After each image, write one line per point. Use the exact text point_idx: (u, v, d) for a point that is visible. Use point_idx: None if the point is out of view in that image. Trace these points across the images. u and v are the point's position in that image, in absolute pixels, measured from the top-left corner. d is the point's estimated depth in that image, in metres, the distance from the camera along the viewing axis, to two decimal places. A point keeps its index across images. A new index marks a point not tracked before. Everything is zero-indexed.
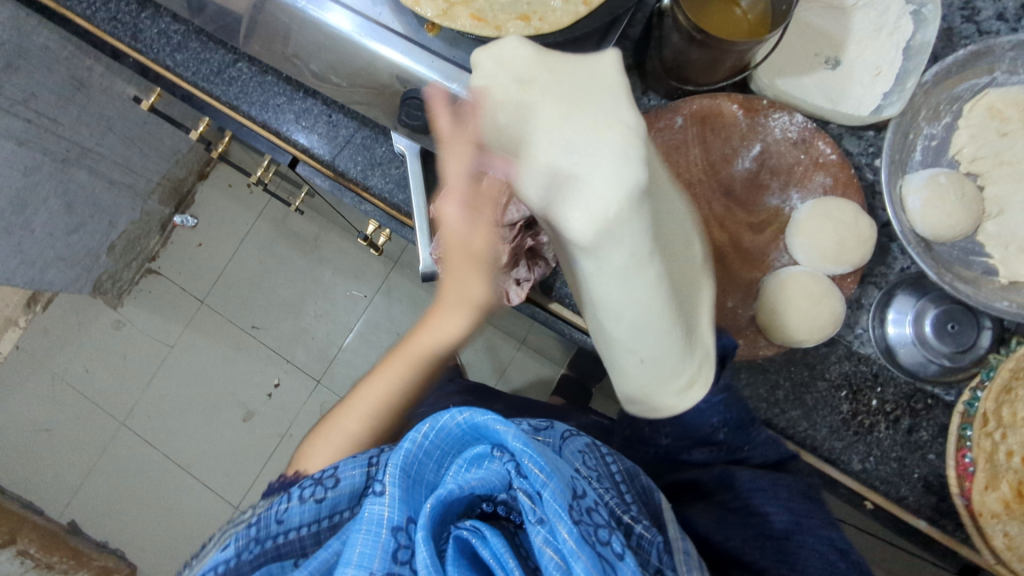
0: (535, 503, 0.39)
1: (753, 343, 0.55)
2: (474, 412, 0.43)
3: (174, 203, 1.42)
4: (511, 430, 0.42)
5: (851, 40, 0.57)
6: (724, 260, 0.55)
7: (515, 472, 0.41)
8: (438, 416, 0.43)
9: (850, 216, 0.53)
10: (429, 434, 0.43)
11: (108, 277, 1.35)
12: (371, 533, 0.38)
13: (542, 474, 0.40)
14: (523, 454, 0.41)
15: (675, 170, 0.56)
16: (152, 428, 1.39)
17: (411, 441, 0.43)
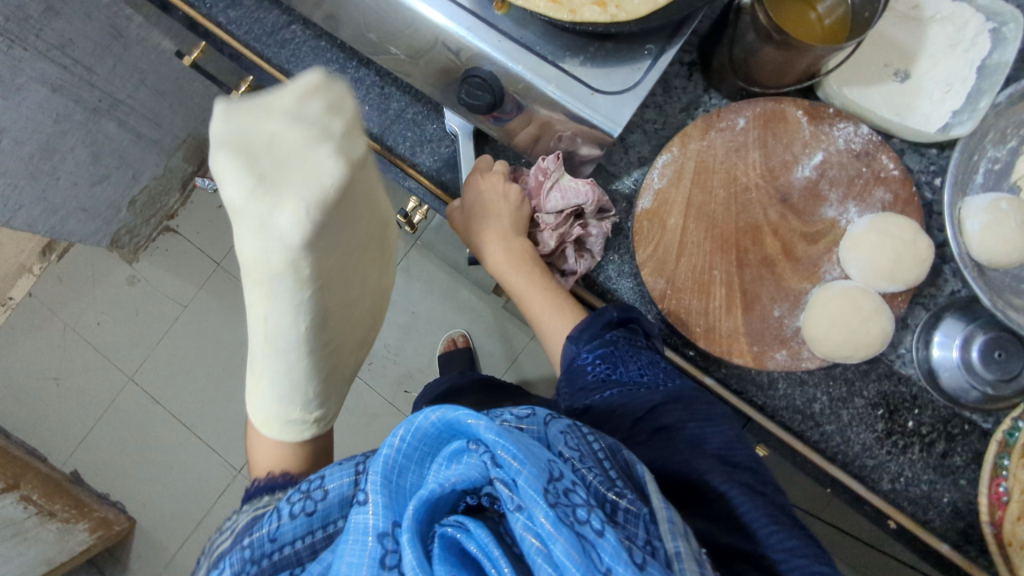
0: (513, 491, 0.39)
1: (797, 354, 0.54)
2: (446, 408, 0.43)
3: (198, 162, 1.41)
4: (484, 422, 0.41)
5: (924, 53, 0.56)
6: (774, 268, 0.55)
7: (491, 463, 0.40)
8: (412, 419, 0.42)
9: (908, 235, 0.52)
10: (405, 437, 0.43)
11: (126, 232, 1.35)
12: (360, 541, 0.39)
13: (516, 464, 0.39)
14: (496, 445, 0.40)
15: (732, 172, 0.55)
16: (159, 385, 1.39)
17: (389, 445, 0.42)
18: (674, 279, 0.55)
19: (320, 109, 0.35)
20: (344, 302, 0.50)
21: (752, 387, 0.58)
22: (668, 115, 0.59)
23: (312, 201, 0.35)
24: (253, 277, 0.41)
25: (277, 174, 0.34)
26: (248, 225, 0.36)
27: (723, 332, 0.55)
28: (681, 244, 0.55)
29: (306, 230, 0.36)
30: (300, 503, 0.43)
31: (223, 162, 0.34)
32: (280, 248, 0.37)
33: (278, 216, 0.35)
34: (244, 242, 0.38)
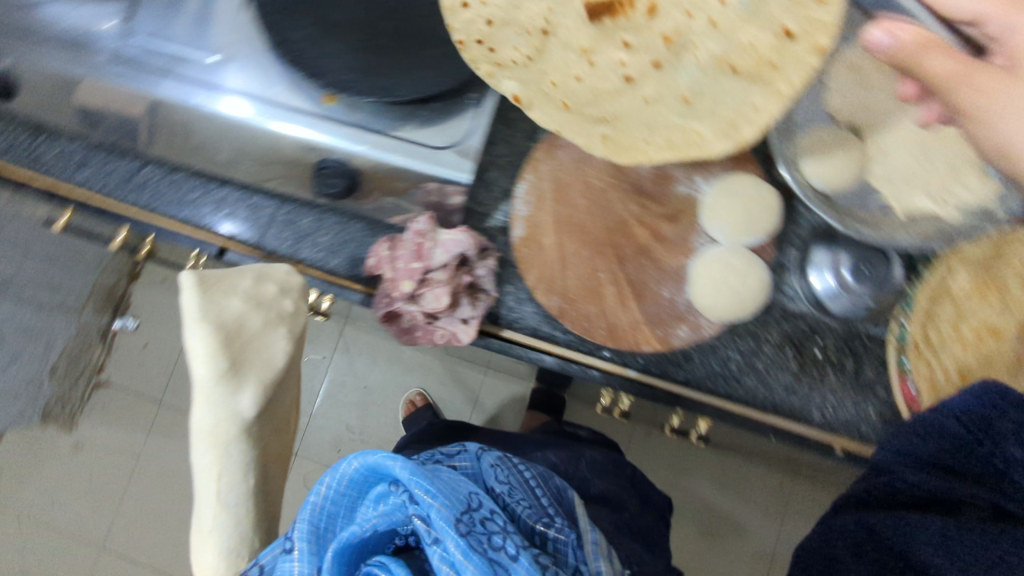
0: (428, 526, 0.47)
1: (696, 326, 0.59)
2: (365, 457, 0.51)
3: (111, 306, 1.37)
4: (399, 463, 0.48)
5: None
6: (650, 253, 0.59)
7: (409, 502, 0.48)
8: (339, 478, 0.52)
9: (753, 189, 0.59)
10: (331, 485, 0.52)
11: (55, 401, 1.31)
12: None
13: (430, 503, 0.46)
14: (410, 483, 0.47)
15: (585, 182, 0.61)
16: (136, 545, 1.34)
17: (318, 495, 0.52)
18: (567, 292, 0.59)
19: (263, 303, 0.59)
20: (276, 474, 0.65)
21: (672, 365, 0.59)
22: (516, 145, 0.62)
23: (269, 381, 0.59)
24: (210, 448, 0.59)
25: (240, 358, 0.58)
26: (211, 403, 0.58)
27: (625, 325, 0.59)
28: (562, 258, 0.59)
29: (257, 407, 0.59)
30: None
31: (198, 347, 0.57)
32: (234, 418, 0.58)
33: (240, 398, 0.58)
34: (205, 413, 0.58)
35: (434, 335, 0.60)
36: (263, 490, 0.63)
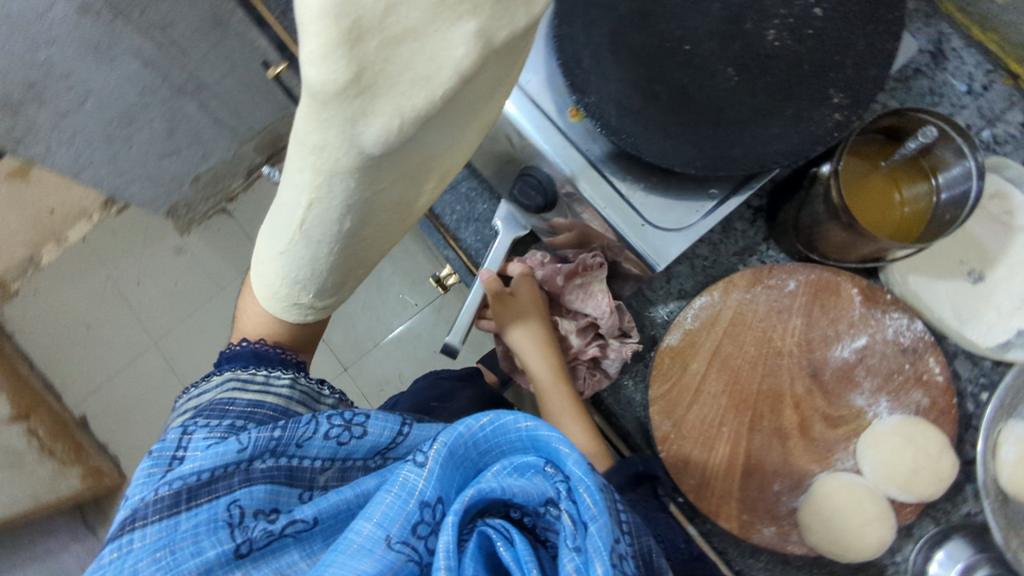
0: (576, 530, 0.38)
1: (785, 536, 0.51)
2: (539, 425, 0.42)
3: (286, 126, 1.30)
4: (575, 455, 0.39)
5: (1004, 260, 0.52)
6: (786, 441, 0.52)
7: (563, 494, 0.39)
8: (497, 419, 0.42)
9: (934, 449, 0.49)
10: (485, 427, 0.42)
11: (182, 205, 1.27)
12: (402, 498, 0.38)
13: (591, 505, 0.38)
14: (579, 481, 0.39)
15: (768, 333, 0.53)
16: (177, 354, 1.29)
17: (466, 426, 0.41)
18: (681, 424, 0.53)
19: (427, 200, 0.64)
20: (385, 218, 0.40)
21: (734, 549, 0.54)
22: (720, 254, 0.58)
23: (405, 116, 0.29)
24: (317, 162, 0.34)
25: (385, 69, 0.28)
26: (327, 119, 0.30)
27: (716, 490, 0.52)
28: (698, 390, 0.53)
29: (385, 146, 0.31)
30: (336, 416, 0.42)
31: (314, 43, 0.27)
32: (417, 88, 0.28)
33: (363, 125, 0.29)
34: (307, 127, 0.31)
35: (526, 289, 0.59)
36: (359, 228, 0.40)
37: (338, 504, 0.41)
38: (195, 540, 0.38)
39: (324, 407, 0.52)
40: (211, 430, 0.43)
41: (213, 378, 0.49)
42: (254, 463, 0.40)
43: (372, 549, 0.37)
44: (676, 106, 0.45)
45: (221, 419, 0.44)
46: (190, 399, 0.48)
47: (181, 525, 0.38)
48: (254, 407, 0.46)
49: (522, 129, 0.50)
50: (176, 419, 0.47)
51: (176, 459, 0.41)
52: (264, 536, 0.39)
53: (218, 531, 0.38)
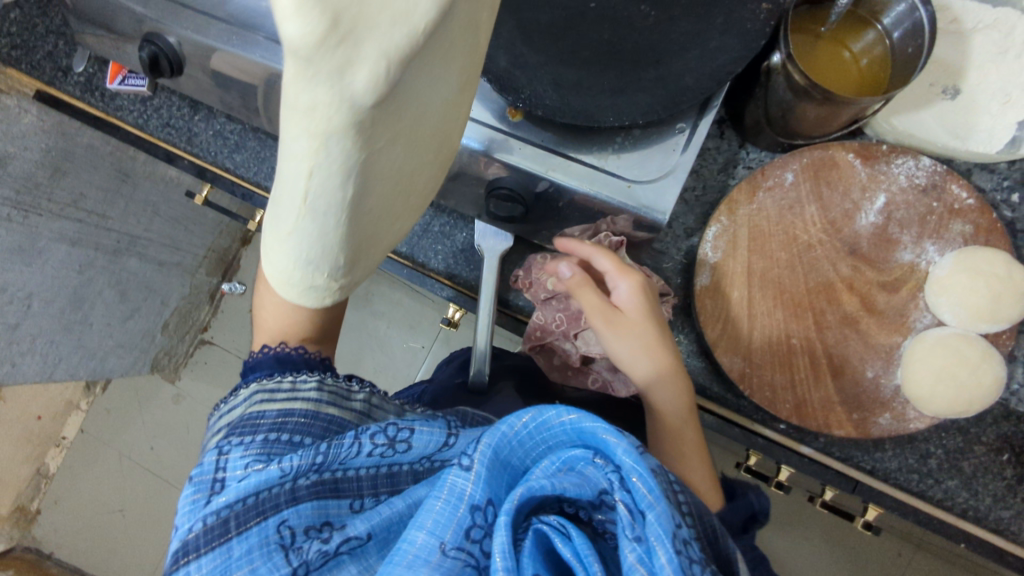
0: (634, 519, 0.33)
1: (902, 416, 0.50)
2: (581, 415, 0.36)
3: (229, 242, 1.28)
4: (623, 442, 0.34)
5: (971, 65, 0.51)
6: (858, 326, 0.50)
7: (617, 484, 0.34)
8: (539, 414, 0.37)
9: (1002, 270, 0.48)
10: (530, 424, 0.37)
11: (164, 353, 1.25)
12: (452, 504, 0.34)
13: (646, 492, 0.33)
14: (631, 470, 0.33)
15: (790, 232, 0.52)
16: None
17: (508, 424, 0.36)
18: (752, 355, 0.51)
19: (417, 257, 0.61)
20: (394, 189, 0.32)
21: (858, 451, 0.53)
22: (707, 178, 0.56)
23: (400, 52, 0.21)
24: (299, 131, 0.24)
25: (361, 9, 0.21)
26: (310, 81, 0.22)
27: (815, 403, 0.50)
28: (751, 315, 0.51)
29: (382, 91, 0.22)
30: (379, 435, 0.38)
31: None
32: (397, 25, 0.21)
33: (353, 72, 0.21)
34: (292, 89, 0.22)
35: (547, 283, 0.55)
36: (364, 215, 0.30)
37: (387, 516, 0.38)
38: (252, 567, 0.34)
39: (361, 403, 0.44)
40: (246, 448, 0.38)
41: (243, 387, 0.43)
42: (298, 481, 0.36)
43: (429, 558, 0.33)
44: (611, 63, 0.44)
45: (254, 435, 0.38)
46: (222, 414, 0.43)
47: (234, 552, 0.35)
48: (286, 415, 0.40)
49: (474, 147, 0.48)
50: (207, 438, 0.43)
51: (217, 487, 0.38)
52: (320, 555, 0.36)
53: (273, 555, 0.35)
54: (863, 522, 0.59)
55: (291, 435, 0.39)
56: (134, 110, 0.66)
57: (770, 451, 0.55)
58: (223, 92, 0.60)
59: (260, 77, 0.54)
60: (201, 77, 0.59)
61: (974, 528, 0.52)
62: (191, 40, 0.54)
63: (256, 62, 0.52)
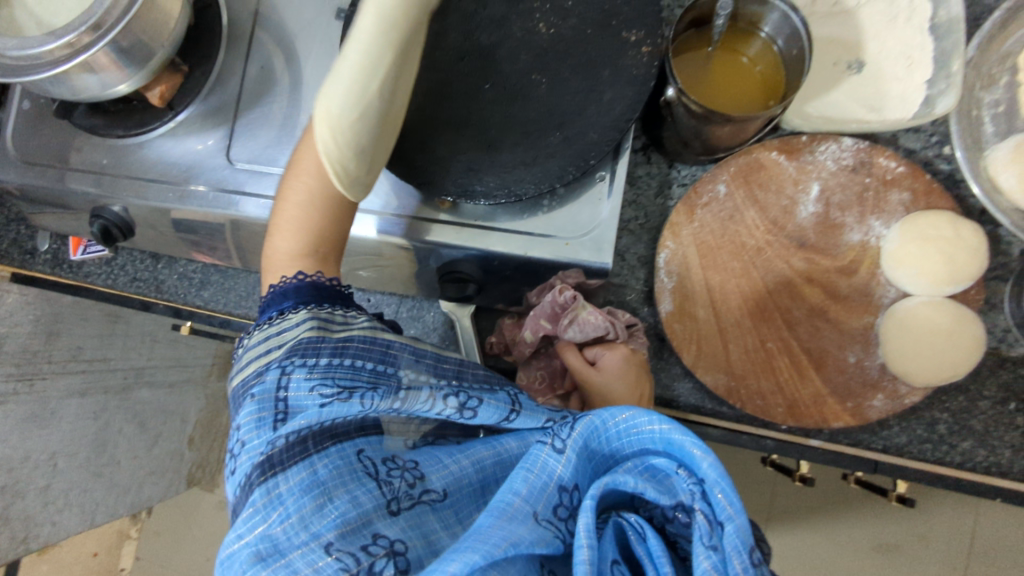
0: (712, 531, 0.30)
1: (895, 395, 0.50)
2: (673, 425, 0.33)
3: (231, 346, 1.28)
4: (708, 456, 0.31)
5: (866, 37, 0.52)
6: (828, 316, 0.51)
7: (698, 496, 0.31)
8: (630, 415, 0.34)
9: (947, 230, 0.49)
10: (618, 422, 0.35)
11: (198, 467, 1.26)
12: (541, 480, 0.33)
13: (727, 505, 0.30)
14: (714, 485, 0.30)
15: (738, 240, 0.52)
16: None
17: (598, 418, 0.35)
18: (733, 368, 0.51)
19: None
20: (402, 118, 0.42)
21: (864, 434, 0.53)
22: (645, 206, 0.57)
23: None
24: None
25: None
26: None
27: (808, 401, 0.50)
28: (722, 330, 0.52)
29: None
30: (451, 398, 0.35)
31: None
32: None
33: None
34: None
35: (526, 339, 0.55)
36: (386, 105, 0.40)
37: (463, 473, 0.38)
38: (348, 487, 0.34)
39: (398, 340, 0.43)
40: (311, 370, 0.36)
41: (291, 311, 0.41)
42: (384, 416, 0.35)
43: (524, 521, 0.31)
44: (517, 135, 0.45)
45: (317, 357, 0.36)
46: (264, 336, 0.40)
47: (319, 468, 0.34)
48: (345, 342, 0.38)
49: (412, 241, 0.49)
50: (249, 365, 0.40)
51: (284, 408, 0.36)
52: (406, 496, 0.35)
53: (364, 481, 0.35)
54: (897, 497, 0.58)
55: (353, 360, 0.37)
56: (101, 273, 0.69)
57: (783, 451, 0.54)
58: (176, 241, 0.62)
59: (203, 218, 0.56)
60: (154, 231, 0.61)
61: (1005, 483, 0.51)
62: (135, 206, 0.57)
63: (198, 212, 0.55)
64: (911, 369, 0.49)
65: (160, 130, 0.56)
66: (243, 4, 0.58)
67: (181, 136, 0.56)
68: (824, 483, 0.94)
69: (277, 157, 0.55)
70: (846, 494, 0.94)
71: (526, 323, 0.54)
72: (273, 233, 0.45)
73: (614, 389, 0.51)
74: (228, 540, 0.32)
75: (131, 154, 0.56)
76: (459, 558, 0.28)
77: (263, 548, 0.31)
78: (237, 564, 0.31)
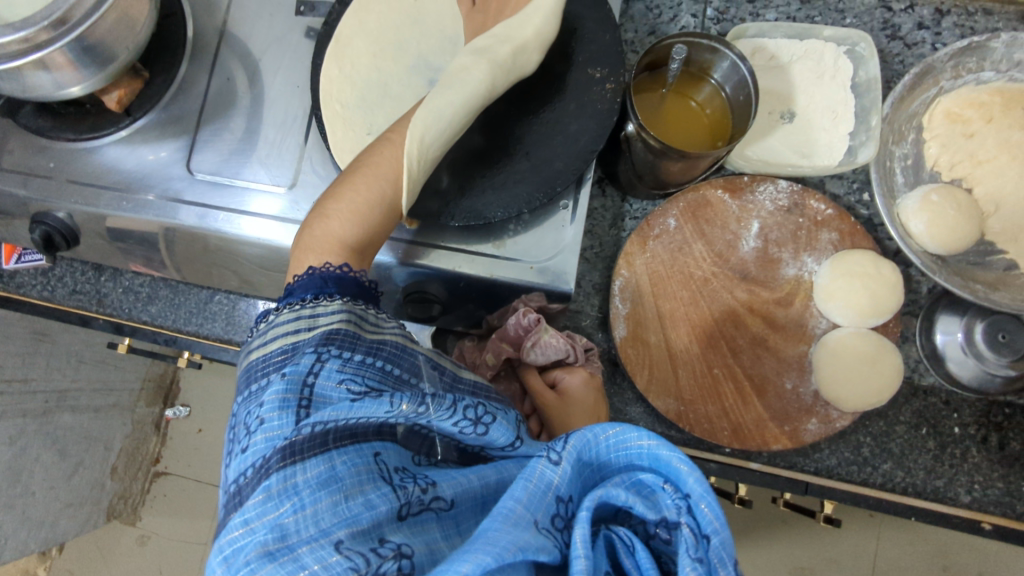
0: (699, 545, 0.31)
1: (827, 419, 0.53)
2: (659, 441, 0.34)
3: (164, 366, 1.21)
4: (693, 472, 0.32)
5: (797, 91, 0.58)
6: (767, 344, 0.55)
7: (683, 510, 0.32)
8: (618, 431, 0.35)
9: (871, 266, 0.54)
10: (608, 438, 0.35)
11: (119, 498, 1.17)
12: (539, 490, 0.33)
13: (712, 518, 0.31)
14: (699, 498, 0.31)
15: (687, 271, 0.56)
16: None
17: (590, 434, 0.36)
18: (682, 393, 0.54)
19: None
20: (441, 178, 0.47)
21: (799, 457, 0.57)
22: (600, 236, 0.60)
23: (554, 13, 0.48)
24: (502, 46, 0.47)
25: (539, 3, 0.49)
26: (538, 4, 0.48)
27: (751, 425, 0.53)
28: (672, 356, 0.55)
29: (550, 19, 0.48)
30: (471, 410, 0.37)
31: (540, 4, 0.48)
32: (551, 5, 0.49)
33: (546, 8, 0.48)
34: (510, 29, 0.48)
35: (488, 362, 0.56)
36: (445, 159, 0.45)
37: (471, 486, 0.37)
38: (364, 488, 0.32)
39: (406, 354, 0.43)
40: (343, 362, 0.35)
41: (328, 297, 0.38)
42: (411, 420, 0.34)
43: (527, 528, 0.31)
44: (490, 162, 0.48)
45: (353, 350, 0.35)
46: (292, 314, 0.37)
47: (338, 464, 0.32)
48: (379, 343, 0.38)
49: (404, 265, 0.50)
50: (272, 340, 0.36)
51: (309, 398, 0.33)
52: (418, 501, 0.34)
53: (379, 484, 0.33)
54: (823, 517, 0.62)
55: (383, 364, 0.37)
56: (36, 284, 0.65)
57: (724, 474, 0.57)
58: (123, 253, 0.60)
59: (157, 229, 0.55)
60: (99, 241, 0.59)
61: (921, 502, 0.55)
62: (81, 213, 0.55)
63: (151, 222, 0.54)
64: (840, 394, 0.52)
65: (113, 136, 0.55)
66: (210, 19, 0.58)
67: (136, 145, 0.55)
68: (755, 509, 0.98)
69: (240, 171, 0.55)
70: (778, 520, 0.98)
71: (489, 347, 0.55)
72: (318, 218, 0.42)
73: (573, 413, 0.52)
74: (232, 526, 0.29)
75: (80, 158, 0.55)
76: (471, 558, 0.28)
77: (270, 538, 0.28)
78: (241, 556, 0.27)
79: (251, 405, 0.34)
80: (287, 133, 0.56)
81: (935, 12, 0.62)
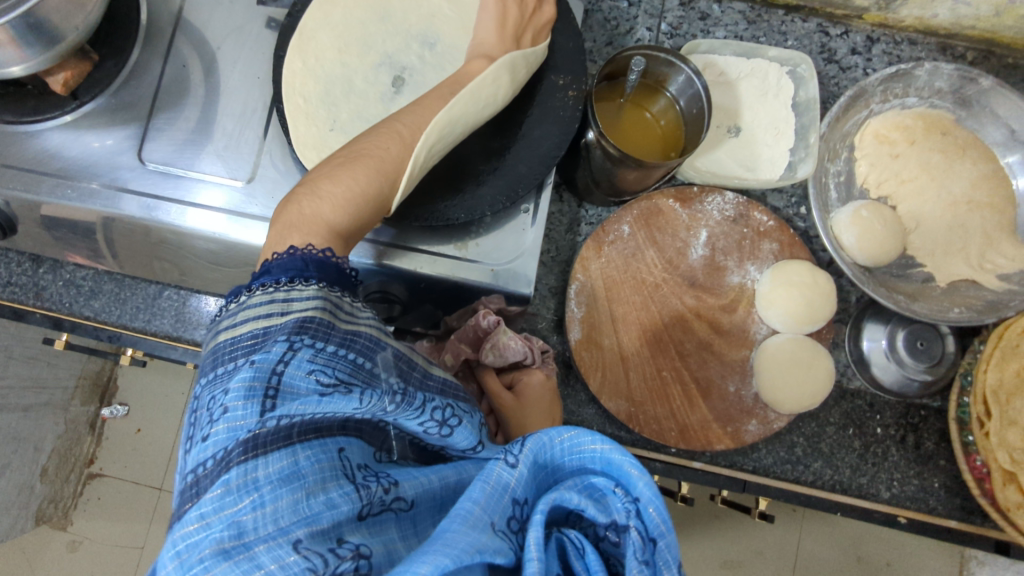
0: (646, 548, 0.33)
1: (766, 420, 0.57)
2: (612, 446, 0.35)
3: (101, 362, 1.15)
4: (643, 477, 0.34)
5: (743, 107, 0.61)
6: (712, 349, 0.58)
7: (632, 513, 0.34)
8: (574, 435, 0.37)
9: (808, 277, 0.57)
10: (564, 442, 0.37)
11: (48, 502, 1.10)
12: (496, 493, 0.34)
13: (660, 521, 0.33)
14: (648, 502, 0.33)
15: (639, 277, 0.58)
16: None
17: (548, 438, 0.37)
18: (633, 395, 0.56)
19: None
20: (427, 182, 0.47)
21: (738, 456, 0.60)
22: (557, 239, 0.62)
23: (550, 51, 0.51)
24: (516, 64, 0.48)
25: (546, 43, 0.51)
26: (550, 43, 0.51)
27: (695, 425, 0.56)
28: (624, 358, 0.57)
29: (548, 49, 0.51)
30: (437, 412, 0.38)
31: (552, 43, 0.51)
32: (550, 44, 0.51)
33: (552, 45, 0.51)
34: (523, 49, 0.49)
35: (445, 363, 0.56)
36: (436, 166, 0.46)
37: (431, 487, 0.38)
38: (326, 486, 0.32)
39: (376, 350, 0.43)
40: (316, 353, 0.34)
41: (303, 282, 0.37)
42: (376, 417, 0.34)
43: (484, 530, 0.32)
44: (466, 166, 0.49)
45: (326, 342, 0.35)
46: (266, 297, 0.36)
47: (302, 459, 0.32)
48: (354, 334, 0.37)
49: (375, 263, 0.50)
50: (242, 324, 0.36)
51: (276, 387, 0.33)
52: (380, 501, 0.34)
53: (342, 482, 0.33)
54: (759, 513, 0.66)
55: (356, 356, 0.36)
56: None
57: (669, 473, 0.60)
58: (64, 243, 0.58)
59: (104, 220, 0.53)
60: (38, 229, 0.57)
61: (846, 498, 0.59)
62: (18, 199, 0.52)
63: (97, 212, 0.52)
64: (783, 396, 0.55)
65: (57, 120, 0.53)
66: (165, 4, 0.56)
67: (82, 130, 0.53)
68: (700, 506, 1.01)
69: (195, 162, 0.54)
70: (721, 518, 1.02)
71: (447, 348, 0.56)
72: (308, 196, 0.41)
73: (530, 412, 0.53)
74: (187, 520, 0.28)
75: (19, 142, 0.52)
76: (429, 560, 0.28)
77: (226, 535, 0.28)
78: (195, 551, 0.27)
79: (217, 389, 0.33)
80: (245, 125, 0.55)
81: (867, 39, 0.66)
